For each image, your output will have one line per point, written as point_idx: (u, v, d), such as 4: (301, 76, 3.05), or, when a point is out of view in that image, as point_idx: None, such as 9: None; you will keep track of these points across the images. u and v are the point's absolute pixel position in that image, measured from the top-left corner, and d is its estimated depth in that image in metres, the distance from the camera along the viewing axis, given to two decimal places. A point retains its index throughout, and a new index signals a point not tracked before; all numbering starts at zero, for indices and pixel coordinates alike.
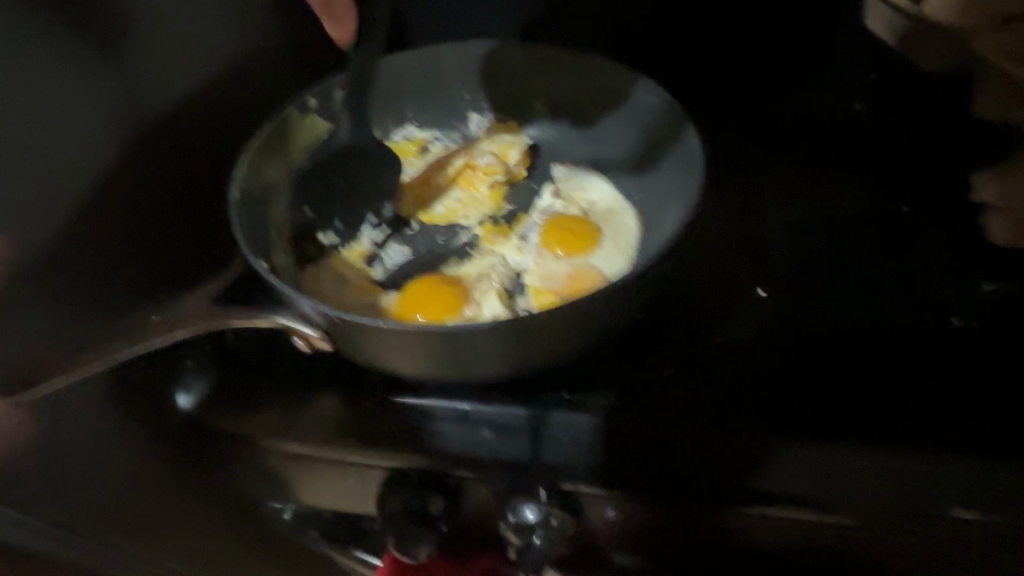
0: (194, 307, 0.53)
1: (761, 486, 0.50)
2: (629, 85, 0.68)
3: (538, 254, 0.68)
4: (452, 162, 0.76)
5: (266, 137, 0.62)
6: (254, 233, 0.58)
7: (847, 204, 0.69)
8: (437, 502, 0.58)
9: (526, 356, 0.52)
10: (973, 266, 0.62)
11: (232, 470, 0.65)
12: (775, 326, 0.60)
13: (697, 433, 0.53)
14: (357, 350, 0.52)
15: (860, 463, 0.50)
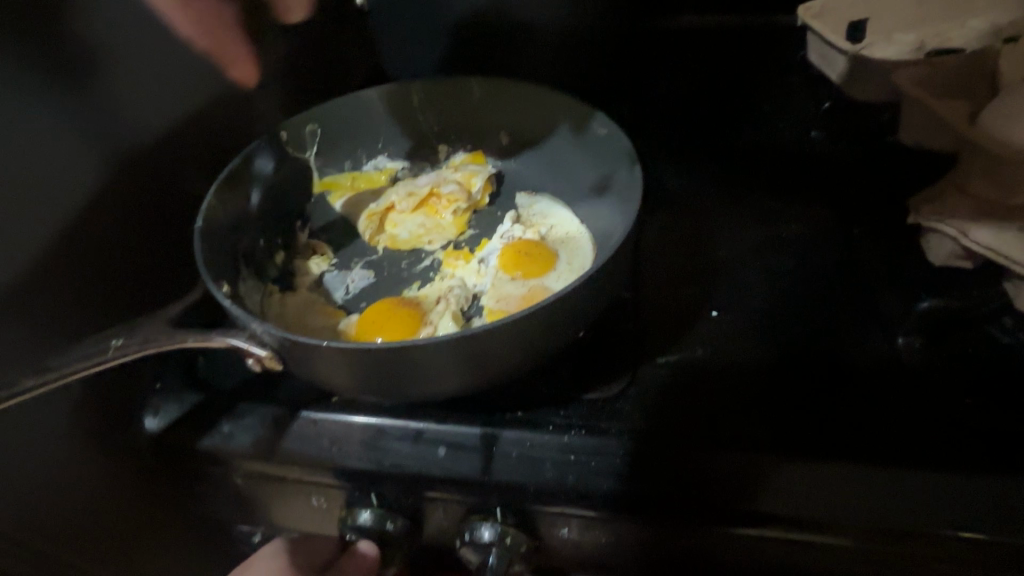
0: (147, 329, 0.53)
1: (758, 508, 0.52)
2: (579, 115, 0.74)
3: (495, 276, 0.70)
4: (418, 189, 0.79)
5: (235, 167, 0.66)
6: (219, 259, 0.60)
7: (799, 224, 0.72)
8: (395, 520, 0.60)
9: (478, 374, 0.54)
10: (907, 285, 0.66)
11: (198, 489, 0.68)
12: (719, 344, 0.63)
13: (678, 454, 0.54)
14: (310, 371, 0.53)
15: (842, 480, 0.51)
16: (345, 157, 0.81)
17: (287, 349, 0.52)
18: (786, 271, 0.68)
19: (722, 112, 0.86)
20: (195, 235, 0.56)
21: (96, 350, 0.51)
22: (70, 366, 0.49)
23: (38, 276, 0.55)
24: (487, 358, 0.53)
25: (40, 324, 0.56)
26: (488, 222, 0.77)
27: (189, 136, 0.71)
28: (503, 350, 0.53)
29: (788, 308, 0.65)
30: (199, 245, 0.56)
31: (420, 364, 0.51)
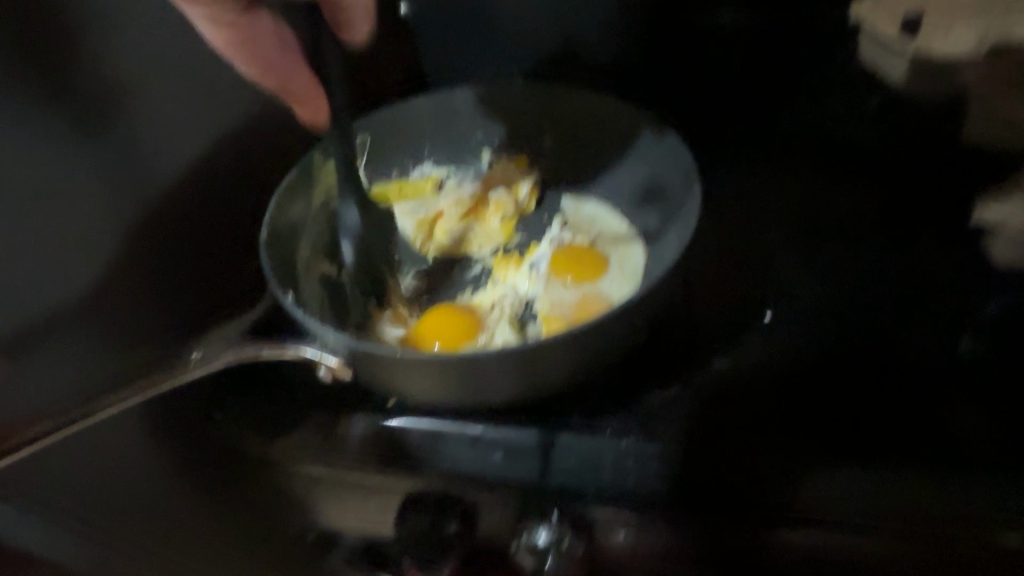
0: (224, 344, 0.56)
1: (794, 512, 0.53)
2: (627, 117, 0.73)
3: (547, 282, 0.72)
4: (466, 197, 0.80)
5: (290, 181, 0.67)
6: (284, 267, 0.63)
7: (855, 225, 0.71)
8: (453, 523, 0.60)
9: (536, 381, 0.55)
10: (970, 289, 0.64)
11: (257, 492, 0.69)
12: (773, 349, 0.62)
13: (728, 458, 0.54)
14: (381, 378, 0.55)
15: (893, 488, 0.51)
16: (392, 165, 0.82)
17: (355, 357, 0.54)
18: (840, 275, 0.67)
19: (770, 111, 0.85)
20: (261, 247, 0.60)
21: (183, 368, 0.53)
22: (159, 381, 0.52)
23: (106, 284, 0.57)
24: (544, 366, 0.54)
25: (108, 329, 0.58)
26: (535, 228, 0.78)
27: (247, 145, 0.72)
28: (559, 361, 0.54)
29: (843, 312, 0.64)
30: (265, 255, 0.60)
31: (480, 368, 0.53)
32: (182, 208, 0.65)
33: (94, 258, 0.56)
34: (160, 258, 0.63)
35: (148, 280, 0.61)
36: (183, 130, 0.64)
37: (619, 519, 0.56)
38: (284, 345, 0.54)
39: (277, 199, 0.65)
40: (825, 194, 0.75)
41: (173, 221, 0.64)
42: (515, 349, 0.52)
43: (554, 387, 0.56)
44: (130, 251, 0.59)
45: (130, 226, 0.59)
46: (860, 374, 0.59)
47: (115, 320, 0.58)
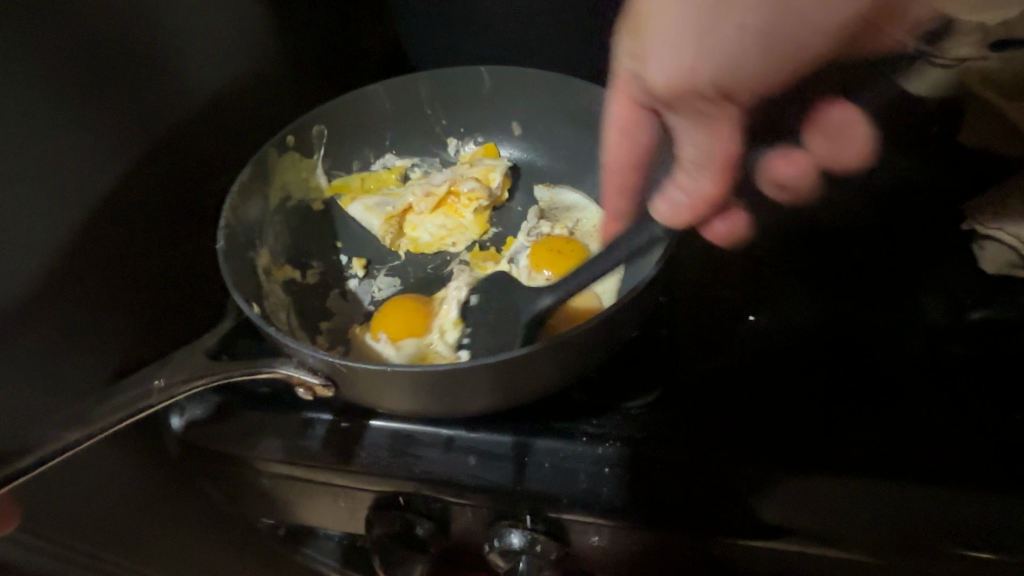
0: (188, 364, 0.51)
1: (757, 518, 0.52)
2: (601, 102, 0.70)
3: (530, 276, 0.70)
4: (435, 188, 0.77)
5: (245, 177, 0.63)
6: (239, 277, 0.58)
7: (844, 223, 0.70)
8: (425, 525, 0.59)
9: (510, 394, 0.53)
10: (948, 289, 0.64)
11: (227, 492, 0.67)
12: (748, 352, 0.61)
13: (697, 463, 0.53)
14: (357, 395, 0.52)
15: (870, 496, 0.51)
16: (352, 157, 0.77)
17: (338, 376, 0.50)
18: (818, 276, 0.66)
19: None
20: (220, 259, 0.53)
21: (140, 392, 0.48)
22: (116, 414, 0.47)
23: (48, 280, 0.54)
24: (516, 378, 0.52)
25: (59, 329, 0.54)
26: (511, 219, 0.76)
27: (193, 126, 0.69)
28: (533, 373, 0.52)
29: (819, 314, 0.64)
30: (226, 266, 0.54)
31: (452, 384, 0.50)
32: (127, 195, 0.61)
33: (34, 251, 0.52)
34: (107, 251, 0.59)
35: (95, 274, 0.58)
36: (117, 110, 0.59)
37: (589, 523, 0.54)
38: (258, 363, 0.50)
39: (233, 199, 0.59)
40: None
41: (118, 216, 0.60)
42: (493, 362, 0.49)
43: (528, 396, 0.54)
44: (73, 243, 0.56)
45: (70, 215, 0.55)
46: (832, 378, 0.59)
47: (62, 317, 0.55)
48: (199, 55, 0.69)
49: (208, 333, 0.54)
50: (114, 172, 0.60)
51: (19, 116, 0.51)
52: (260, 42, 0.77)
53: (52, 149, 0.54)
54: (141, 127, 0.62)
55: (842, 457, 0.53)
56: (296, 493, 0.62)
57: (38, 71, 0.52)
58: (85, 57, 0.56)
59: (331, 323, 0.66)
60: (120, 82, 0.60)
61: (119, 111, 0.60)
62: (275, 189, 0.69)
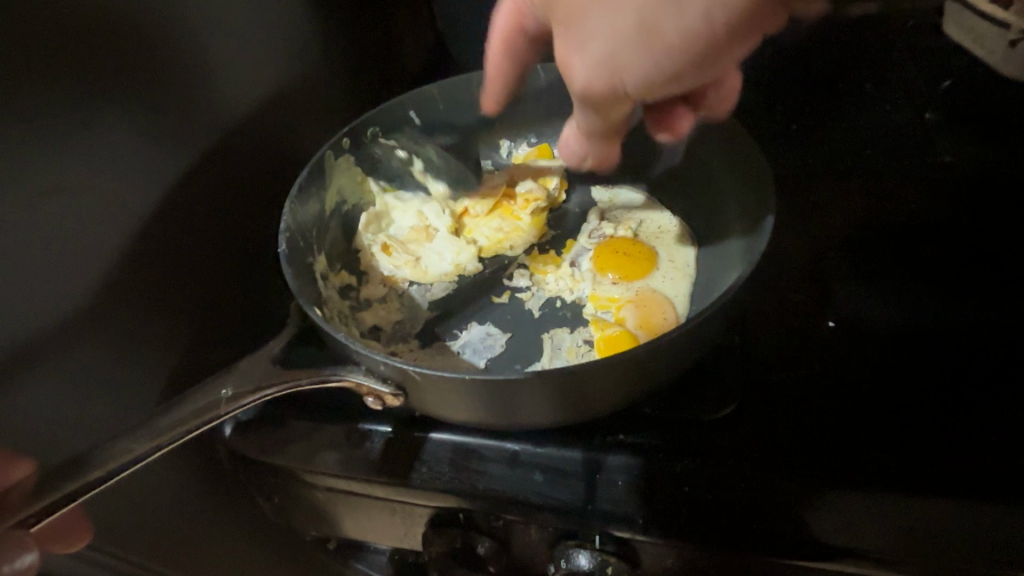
0: (253, 373, 0.50)
1: (819, 538, 0.49)
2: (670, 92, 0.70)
3: (597, 307, 0.68)
4: (490, 191, 0.79)
5: (304, 180, 0.65)
6: (300, 279, 0.60)
7: (923, 221, 0.69)
8: (484, 541, 0.57)
9: (579, 408, 0.51)
10: None
11: (274, 503, 0.66)
12: (826, 362, 0.59)
13: (769, 483, 0.50)
14: (425, 403, 0.51)
15: (972, 517, 0.48)
16: (404, 161, 0.79)
17: (405, 383, 0.49)
18: (899, 280, 0.65)
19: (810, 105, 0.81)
20: (283, 265, 0.55)
21: (205, 403, 0.47)
22: (180, 425, 0.46)
23: (120, 279, 0.54)
24: (589, 393, 0.50)
25: (123, 329, 0.55)
26: (570, 220, 0.77)
27: (255, 131, 0.70)
28: (605, 386, 0.50)
29: (897, 318, 0.62)
30: (290, 270, 0.56)
31: (521, 395, 0.48)
32: (190, 198, 0.61)
33: (109, 250, 0.53)
34: (173, 252, 0.60)
35: (164, 274, 0.59)
36: (187, 111, 0.60)
37: (636, 539, 0.52)
38: (326, 372, 0.49)
39: (292, 200, 0.62)
40: (876, 194, 0.72)
41: (179, 216, 0.60)
42: (558, 375, 0.47)
43: (597, 410, 0.52)
44: (142, 244, 0.56)
45: (141, 215, 0.56)
46: (919, 386, 0.57)
47: (131, 317, 0.55)
48: (262, 58, 0.70)
49: (275, 339, 0.53)
50: (177, 170, 0.60)
51: (99, 114, 0.51)
52: (317, 48, 0.78)
53: (131, 150, 0.54)
54: (210, 127, 0.63)
55: (939, 472, 0.50)
56: (342, 506, 0.61)
57: (121, 71, 0.53)
58: (157, 58, 0.57)
59: (387, 330, 0.66)
60: (189, 86, 0.60)
61: (190, 111, 0.61)
62: (331, 193, 0.71)
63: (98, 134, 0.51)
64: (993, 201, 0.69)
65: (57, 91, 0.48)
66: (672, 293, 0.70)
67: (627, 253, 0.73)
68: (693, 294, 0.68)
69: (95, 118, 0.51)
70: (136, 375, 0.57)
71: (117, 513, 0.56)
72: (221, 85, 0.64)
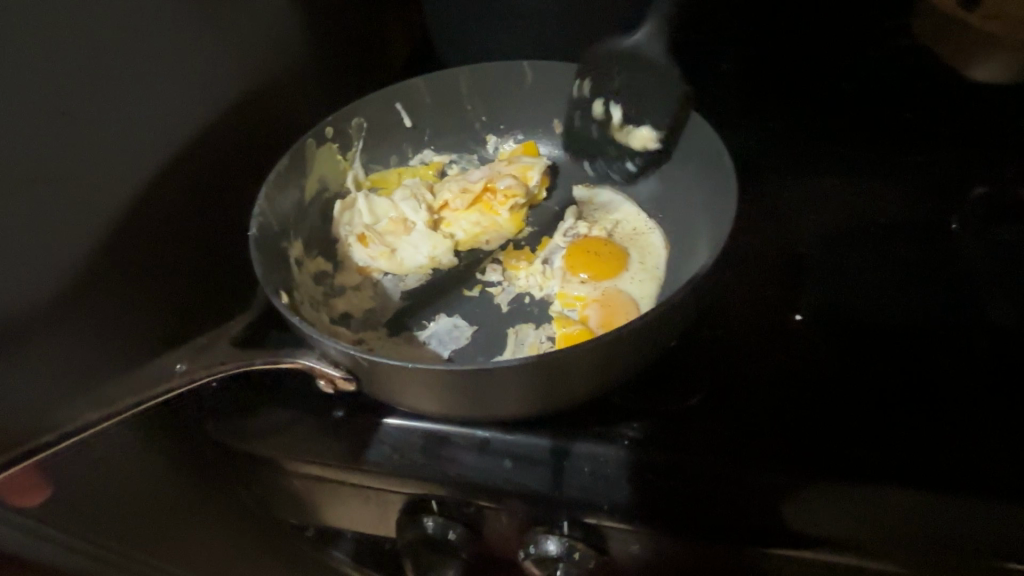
0: (210, 351, 0.53)
1: (788, 525, 0.50)
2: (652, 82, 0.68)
3: (561, 305, 0.69)
4: (471, 185, 0.79)
5: (282, 168, 0.68)
6: (269, 267, 0.62)
7: (895, 218, 0.70)
8: (457, 529, 0.58)
9: (548, 398, 0.52)
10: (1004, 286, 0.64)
11: (253, 491, 0.66)
12: (794, 357, 0.60)
13: (735, 472, 0.52)
14: (380, 390, 0.52)
15: (930, 503, 0.49)
16: (390, 152, 0.81)
17: (358, 370, 0.51)
18: (869, 274, 0.67)
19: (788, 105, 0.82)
20: (251, 249, 0.57)
21: (163, 378, 0.51)
22: (138, 399, 0.49)
23: (103, 266, 0.55)
24: (560, 385, 0.51)
25: (104, 315, 0.56)
26: (547, 215, 0.78)
27: (240, 122, 0.71)
28: (577, 377, 0.51)
29: (866, 312, 0.64)
30: (258, 256, 0.58)
31: (492, 384, 0.49)
32: (174, 186, 0.62)
33: (93, 237, 0.54)
34: (154, 240, 0.60)
35: (146, 261, 0.59)
36: (173, 101, 0.61)
37: (603, 525, 0.53)
38: (280, 352, 0.51)
39: (268, 187, 0.64)
40: (849, 190, 0.74)
41: (163, 205, 0.61)
42: (523, 363, 0.48)
43: (565, 400, 0.53)
44: (125, 231, 0.57)
45: (125, 203, 0.57)
46: (884, 377, 0.58)
47: (112, 303, 0.56)
48: (249, 49, 0.71)
49: (234, 322, 0.58)
50: (161, 159, 0.60)
51: (82, 105, 0.52)
52: (303, 41, 0.79)
53: (107, 146, 0.55)
54: (196, 116, 0.64)
55: (900, 460, 0.52)
56: (319, 493, 0.62)
57: (108, 59, 0.54)
58: (134, 53, 0.56)
59: (359, 318, 0.68)
60: (176, 75, 0.61)
61: (175, 100, 0.61)
62: (313, 180, 0.74)
63: (73, 130, 0.52)
64: (961, 202, 0.70)
65: (30, 89, 0.48)
66: (638, 296, 0.70)
67: (600, 253, 0.73)
68: (657, 297, 0.69)
69: (80, 105, 0.52)
70: (118, 359, 0.58)
71: None
72: (206, 77, 0.65)
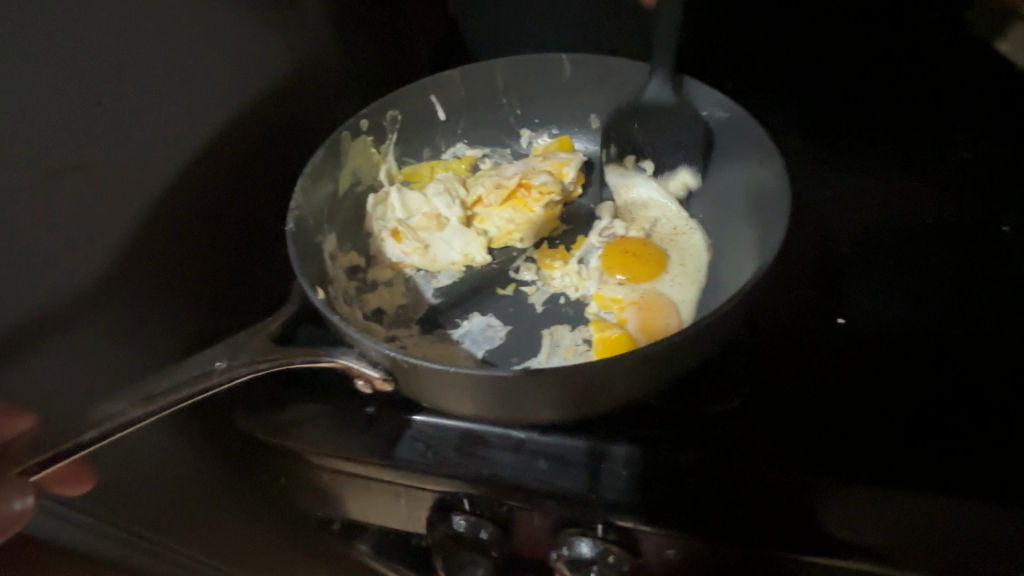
0: (249, 348, 0.51)
1: (826, 532, 0.49)
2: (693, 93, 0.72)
3: (597, 305, 0.68)
4: (505, 181, 0.78)
5: (319, 161, 0.68)
6: (302, 260, 0.62)
7: (939, 217, 0.68)
8: (488, 527, 0.57)
9: (587, 403, 0.51)
10: None
11: (281, 482, 0.66)
12: (833, 360, 0.59)
13: (773, 476, 0.51)
14: (415, 391, 0.52)
15: (978, 514, 0.48)
16: (423, 145, 0.81)
17: (394, 370, 0.50)
18: (912, 275, 0.64)
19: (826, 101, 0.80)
20: (288, 241, 0.57)
21: (201, 371, 0.49)
22: (179, 391, 0.46)
23: (135, 256, 0.55)
24: (599, 390, 0.50)
25: (137, 305, 0.55)
26: (581, 214, 0.78)
27: (270, 111, 0.70)
28: (616, 382, 0.50)
29: (908, 313, 0.62)
30: (294, 250, 0.58)
31: (530, 387, 0.48)
32: (205, 175, 0.62)
33: (125, 226, 0.53)
34: (186, 230, 0.60)
35: (178, 251, 0.59)
36: (204, 90, 0.60)
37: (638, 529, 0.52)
38: (319, 352, 0.50)
39: (304, 179, 0.64)
40: (891, 187, 0.71)
41: (194, 194, 0.61)
42: (569, 368, 0.47)
43: (603, 406, 0.52)
44: (157, 221, 0.57)
45: (156, 192, 0.56)
46: (928, 382, 0.57)
47: (145, 293, 0.56)
48: (280, 38, 0.70)
49: (271, 318, 0.55)
50: (192, 149, 0.60)
51: (115, 93, 0.52)
52: (332, 30, 0.78)
53: (137, 136, 0.54)
54: (226, 105, 0.64)
55: (946, 469, 0.50)
56: (349, 488, 0.61)
57: (141, 46, 0.54)
58: (165, 42, 0.56)
59: (389, 314, 0.68)
60: (207, 62, 0.60)
61: (207, 89, 0.61)
62: (346, 173, 0.73)
63: (104, 118, 0.51)
64: (1006, 202, 0.68)
65: (61, 76, 0.47)
66: (677, 298, 0.68)
67: (638, 253, 0.72)
68: (698, 300, 0.67)
69: (113, 93, 0.51)
70: (151, 349, 0.58)
71: (129, 485, 0.57)
72: (237, 65, 0.64)
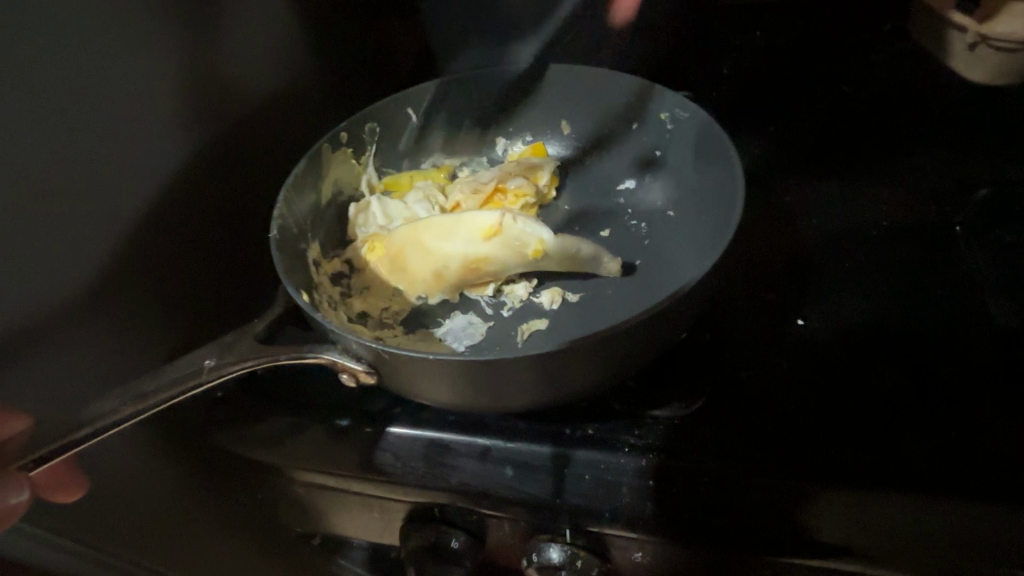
0: (239, 347, 0.52)
1: (798, 529, 0.50)
2: (661, 100, 0.78)
3: (449, 291, 0.70)
4: (482, 186, 0.80)
5: (300, 172, 0.71)
6: (290, 267, 0.63)
7: (896, 220, 0.70)
8: (459, 536, 0.58)
9: (556, 392, 0.53)
10: (1006, 285, 0.64)
11: (258, 497, 0.67)
12: (795, 351, 0.60)
13: (744, 479, 0.51)
14: (399, 384, 0.54)
15: (931, 505, 0.49)
16: (402, 156, 0.84)
17: (377, 363, 0.52)
18: (869, 274, 0.66)
19: (792, 105, 0.82)
20: (272, 250, 0.60)
21: (189, 372, 0.50)
22: (165, 390, 0.49)
23: (118, 267, 0.58)
24: (564, 378, 0.52)
25: (126, 314, 0.59)
26: (558, 216, 0.78)
27: (250, 127, 0.72)
28: (585, 365, 0.52)
29: (866, 312, 0.64)
30: (277, 253, 0.62)
31: (507, 373, 0.50)
32: (189, 190, 0.65)
33: (104, 237, 0.56)
34: (164, 241, 0.62)
35: (161, 263, 0.62)
36: (189, 108, 0.63)
37: (609, 534, 0.53)
38: (305, 349, 0.52)
39: (286, 192, 0.68)
40: (852, 190, 0.73)
41: (175, 209, 0.63)
42: (538, 356, 0.50)
43: (567, 396, 0.54)
44: (141, 231, 0.60)
45: (139, 207, 0.59)
46: (887, 379, 0.58)
47: (125, 301, 0.59)
48: (262, 57, 0.72)
49: (258, 319, 0.56)
50: (175, 164, 0.63)
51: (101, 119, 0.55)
52: (312, 49, 0.80)
53: (111, 141, 0.56)
54: (209, 122, 0.66)
55: (898, 460, 0.51)
56: (324, 501, 0.62)
57: (130, 70, 0.57)
58: (143, 52, 0.58)
59: (374, 318, 0.68)
60: (193, 84, 0.63)
61: (192, 107, 0.64)
62: (328, 183, 0.76)
63: (81, 125, 0.53)
64: (961, 206, 0.70)
65: (41, 87, 0.50)
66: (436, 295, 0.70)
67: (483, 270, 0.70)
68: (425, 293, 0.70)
69: (95, 110, 0.54)
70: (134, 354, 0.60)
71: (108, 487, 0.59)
72: (221, 83, 0.67)
